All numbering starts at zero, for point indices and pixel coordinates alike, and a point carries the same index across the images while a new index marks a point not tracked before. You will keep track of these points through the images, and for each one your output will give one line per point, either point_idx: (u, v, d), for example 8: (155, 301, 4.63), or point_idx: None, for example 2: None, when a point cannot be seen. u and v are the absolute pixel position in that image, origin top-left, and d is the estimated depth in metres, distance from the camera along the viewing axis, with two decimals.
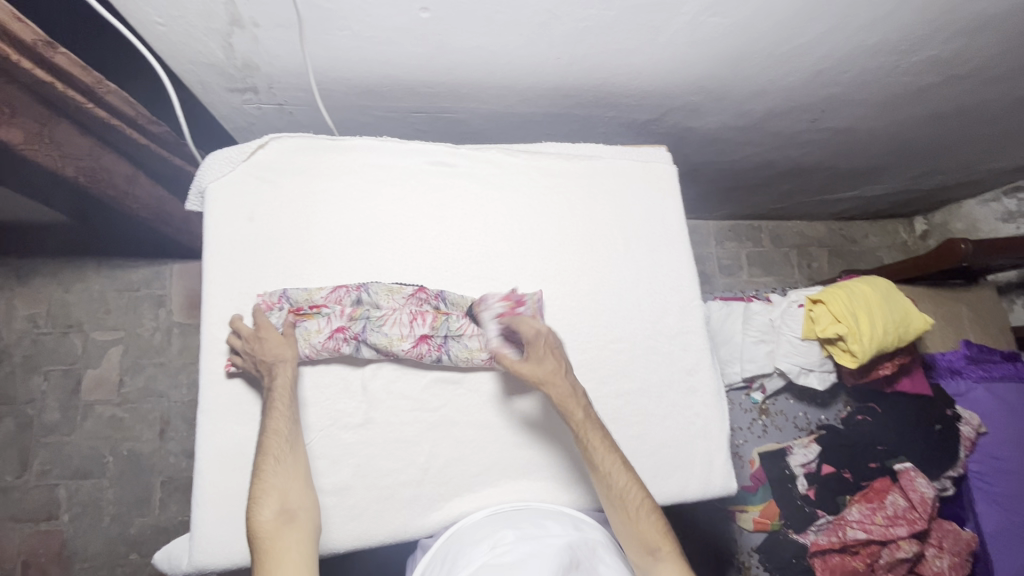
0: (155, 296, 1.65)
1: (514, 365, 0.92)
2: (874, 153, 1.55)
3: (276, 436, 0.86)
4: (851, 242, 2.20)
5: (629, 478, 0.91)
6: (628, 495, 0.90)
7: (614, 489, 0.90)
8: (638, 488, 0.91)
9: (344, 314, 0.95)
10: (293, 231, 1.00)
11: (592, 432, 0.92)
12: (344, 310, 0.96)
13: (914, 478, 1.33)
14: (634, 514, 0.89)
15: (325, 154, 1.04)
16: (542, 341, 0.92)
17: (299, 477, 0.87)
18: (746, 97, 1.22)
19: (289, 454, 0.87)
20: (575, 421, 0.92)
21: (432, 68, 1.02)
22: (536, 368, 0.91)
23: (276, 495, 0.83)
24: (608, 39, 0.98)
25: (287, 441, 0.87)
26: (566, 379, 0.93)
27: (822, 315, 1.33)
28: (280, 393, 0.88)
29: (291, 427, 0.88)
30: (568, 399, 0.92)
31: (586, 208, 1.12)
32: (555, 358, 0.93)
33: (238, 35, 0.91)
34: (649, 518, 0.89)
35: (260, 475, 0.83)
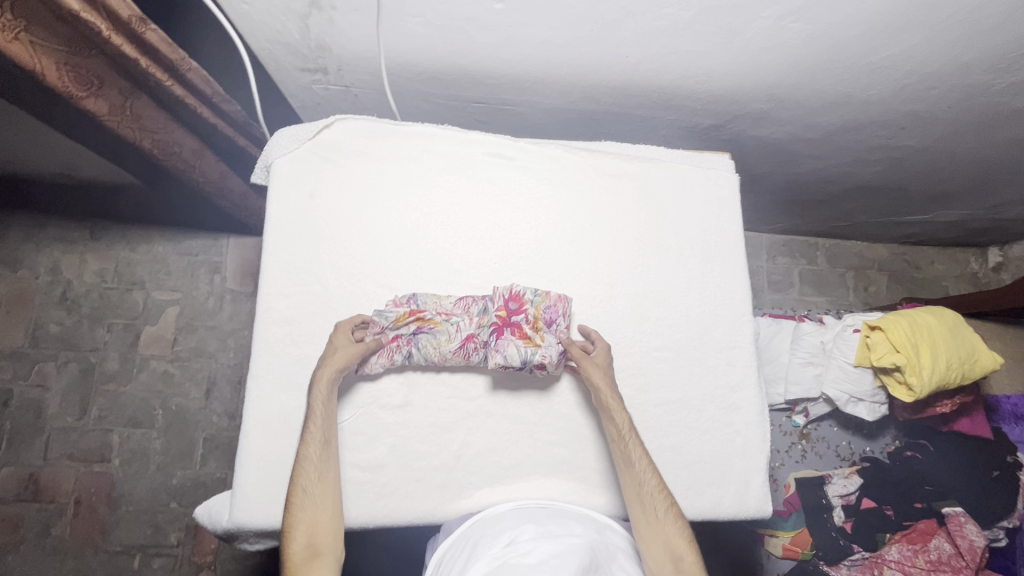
0: (211, 263, 1.73)
1: (582, 361, 0.96)
2: (952, 176, 1.46)
3: (305, 465, 0.88)
4: (915, 269, 2.08)
5: (658, 482, 0.90)
6: (652, 501, 0.88)
7: (643, 491, 0.90)
8: (663, 497, 0.89)
9: (473, 322, 0.99)
10: (350, 212, 1.03)
11: (628, 433, 0.93)
12: (473, 318, 0.99)
13: (963, 523, 1.25)
14: (657, 520, 0.87)
15: (385, 138, 1.06)
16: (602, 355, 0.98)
17: (329, 510, 0.87)
18: (819, 108, 1.17)
19: (317, 483, 0.88)
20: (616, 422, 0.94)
21: (497, 60, 1.02)
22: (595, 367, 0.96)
23: (304, 529, 0.84)
24: (681, 41, 0.96)
25: (318, 470, 0.88)
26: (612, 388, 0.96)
27: (879, 342, 1.26)
28: (314, 417, 0.90)
29: (320, 455, 0.89)
30: (613, 401, 0.94)
31: (640, 211, 1.10)
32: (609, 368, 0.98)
33: (315, 16, 0.93)
34: (673, 525, 0.86)
35: (290, 509, 0.85)
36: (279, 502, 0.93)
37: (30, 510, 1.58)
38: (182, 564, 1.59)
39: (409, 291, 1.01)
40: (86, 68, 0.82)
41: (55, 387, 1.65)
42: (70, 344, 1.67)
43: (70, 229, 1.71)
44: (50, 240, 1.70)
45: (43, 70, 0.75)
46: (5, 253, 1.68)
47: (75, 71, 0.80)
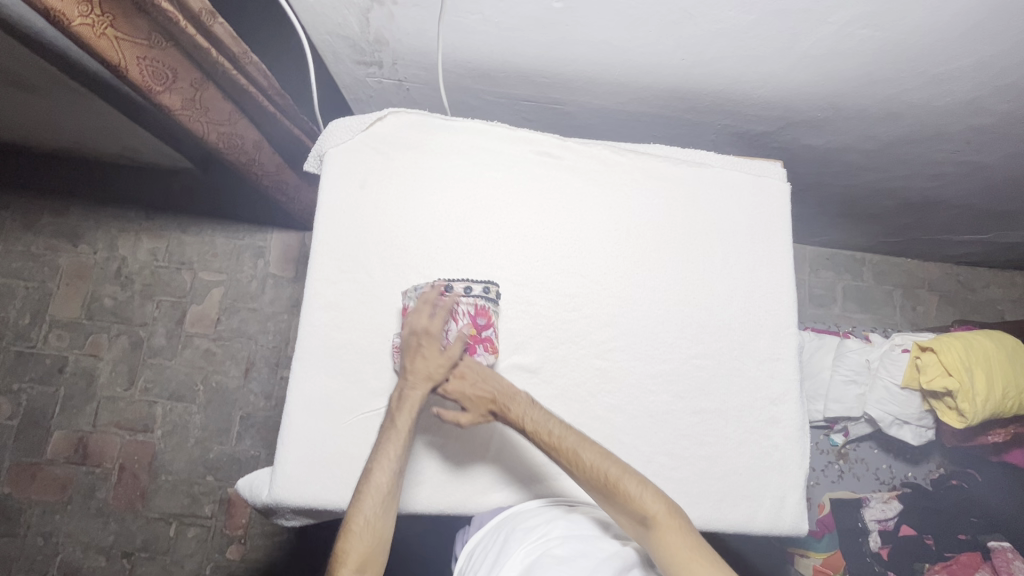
0: (256, 247, 1.79)
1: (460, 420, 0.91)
2: (1018, 194, 1.39)
3: (372, 491, 0.85)
4: (967, 290, 1.99)
5: (598, 452, 0.84)
6: (596, 471, 0.83)
7: (585, 469, 0.83)
8: (609, 461, 0.84)
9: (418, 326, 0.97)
10: (397, 204, 1.05)
11: (543, 424, 0.87)
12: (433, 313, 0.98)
13: (1011, 560, 1.17)
14: (610, 481, 0.82)
15: (435, 132, 1.09)
16: (473, 381, 0.90)
17: (384, 538, 0.84)
18: (879, 117, 1.13)
19: (379, 513, 0.85)
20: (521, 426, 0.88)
21: (551, 58, 1.02)
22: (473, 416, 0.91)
23: (357, 556, 0.81)
24: (741, 44, 0.94)
25: (385, 499, 0.85)
26: (502, 403, 0.89)
27: (930, 364, 1.21)
28: (395, 441, 0.88)
29: (390, 485, 0.86)
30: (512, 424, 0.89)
31: (687, 215, 1.09)
32: (488, 377, 0.91)
33: (376, 10, 0.95)
34: (634, 484, 0.82)
35: (346, 536, 0.83)
36: (317, 481, 0.96)
37: (78, 472, 1.67)
38: (215, 534, 1.65)
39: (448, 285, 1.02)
40: (163, 61, 0.87)
41: (106, 358, 1.73)
42: (121, 318, 1.75)
43: (127, 208, 1.79)
44: (109, 218, 1.79)
45: (123, 63, 0.82)
46: (67, 228, 1.78)
47: (151, 65, 0.86)
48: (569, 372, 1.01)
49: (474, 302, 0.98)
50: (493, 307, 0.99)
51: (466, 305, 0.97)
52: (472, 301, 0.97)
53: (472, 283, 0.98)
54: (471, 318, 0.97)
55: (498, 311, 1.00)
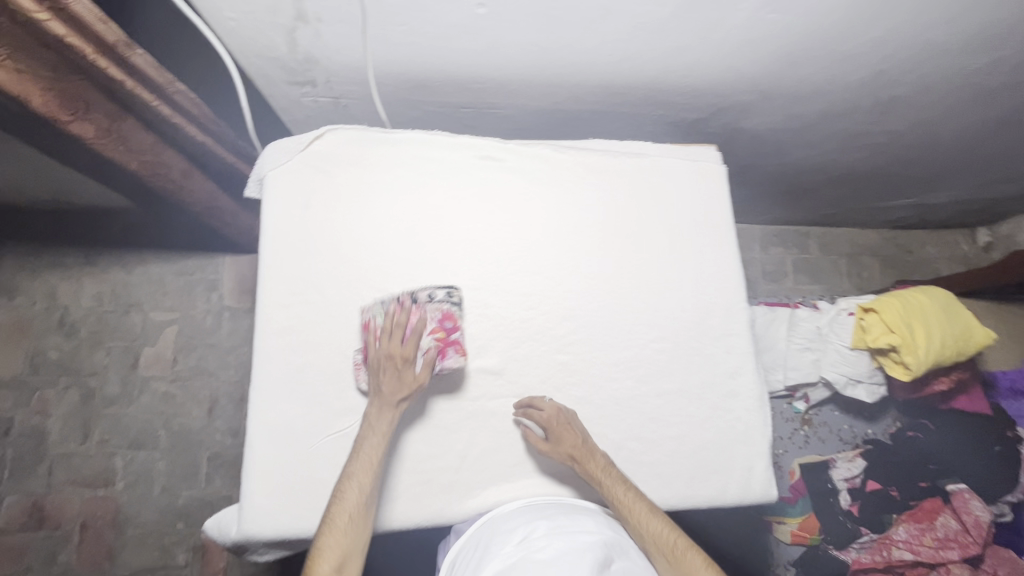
0: (208, 281, 1.75)
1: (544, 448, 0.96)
2: (937, 156, 1.48)
3: (350, 485, 0.88)
4: (906, 252, 2.10)
5: (663, 521, 0.89)
6: (662, 539, 0.88)
7: (651, 537, 0.89)
8: (671, 531, 0.89)
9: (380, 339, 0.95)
10: (345, 221, 1.04)
11: (616, 484, 0.93)
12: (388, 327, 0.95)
13: (969, 499, 1.29)
14: (675, 548, 0.87)
15: (375, 146, 1.08)
16: (559, 421, 0.96)
17: (357, 535, 0.86)
18: (801, 96, 1.19)
19: (359, 510, 0.87)
20: (595, 479, 0.94)
21: (483, 64, 1.03)
22: (558, 449, 0.95)
23: (337, 553, 0.83)
24: (664, 38, 0.98)
25: (351, 516, 0.86)
26: (586, 446, 0.95)
27: (874, 324, 1.29)
28: (371, 442, 0.91)
29: (359, 501, 0.87)
30: (594, 477, 0.94)
31: (632, 205, 1.12)
32: (570, 427, 0.96)
33: (301, 30, 0.95)
34: (694, 557, 0.86)
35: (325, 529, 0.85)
36: (289, 511, 0.93)
37: (36, 538, 1.57)
38: None
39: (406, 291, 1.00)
40: (71, 92, 0.83)
41: (56, 414, 1.64)
42: (69, 370, 1.67)
43: (64, 254, 1.71)
44: (46, 267, 1.70)
45: (27, 95, 0.77)
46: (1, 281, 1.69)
47: (59, 95, 0.82)
48: (533, 371, 1.02)
49: (439, 307, 0.98)
50: (457, 310, 0.99)
51: (427, 314, 0.96)
52: (432, 310, 0.97)
53: (432, 290, 0.99)
54: (437, 323, 0.97)
55: (462, 314, 1.00)
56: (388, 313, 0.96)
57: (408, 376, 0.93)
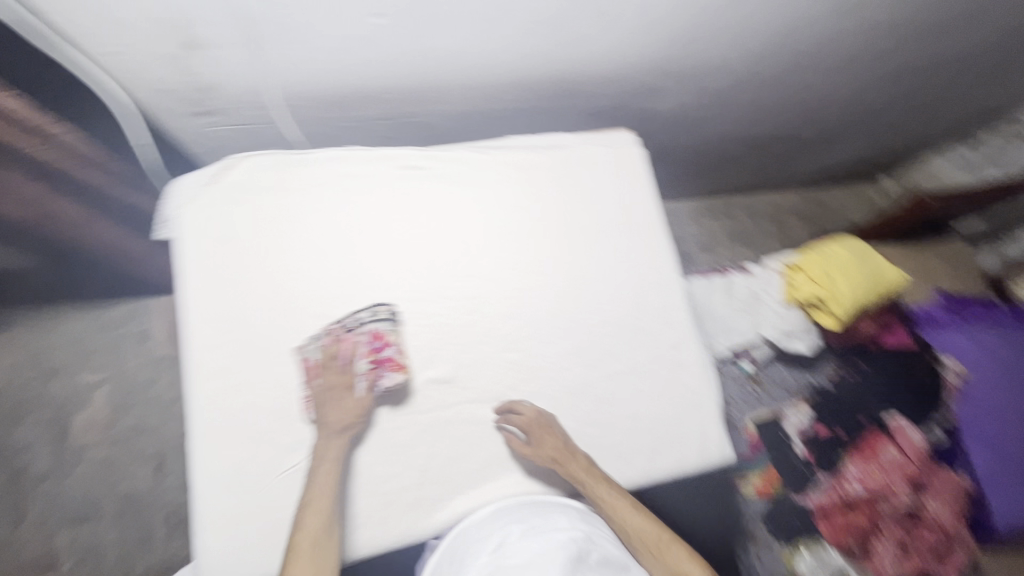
0: (138, 332, 1.65)
1: (523, 453, 0.98)
2: (833, 114, 1.59)
3: (310, 511, 0.86)
4: (823, 208, 2.24)
5: (645, 517, 0.95)
6: (646, 535, 0.93)
7: (634, 532, 0.94)
8: (653, 525, 0.95)
9: (325, 369, 0.95)
10: (268, 250, 1.00)
11: (599, 485, 0.95)
12: (331, 358, 0.96)
13: (906, 429, 1.40)
14: (659, 540, 0.93)
15: (290, 169, 1.05)
16: (540, 426, 0.97)
17: (325, 557, 0.84)
18: (703, 73, 1.24)
19: (325, 536, 0.85)
20: (579, 481, 0.96)
21: (389, 75, 1.02)
22: (540, 453, 0.96)
23: None
24: (565, 30, 1.00)
25: (315, 540, 0.84)
26: (567, 448, 0.97)
27: (801, 279, 1.41)
28: (330, 468, 0.89)
29: (322, 525, 0.85)
30: (580, 479, 0.96)
31: (559, 197, 1.13)
32: (550, 431, 0.98)
33: (191, 58, 0.91)
34: (676, 548, 0.92)
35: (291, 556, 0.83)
36: (249, 559, 0.88)
37: None
38: None
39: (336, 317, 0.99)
40: None
41: None
42: None
43: None
44: None
45: None
46: None
47: None
48: (484, 374, 1.02)
49: (369, 329, 0.98)
50: (389, 328, 0.99)
51: (360, 338, 0.97)
52: (365, 332, 0.97)
53: (360, 312, 0.98)
54: (369, 345, 0.97)
55: (398, 330, 1.00)
56: (320, 347, 0.96)
57: (346, 403, 0.93)
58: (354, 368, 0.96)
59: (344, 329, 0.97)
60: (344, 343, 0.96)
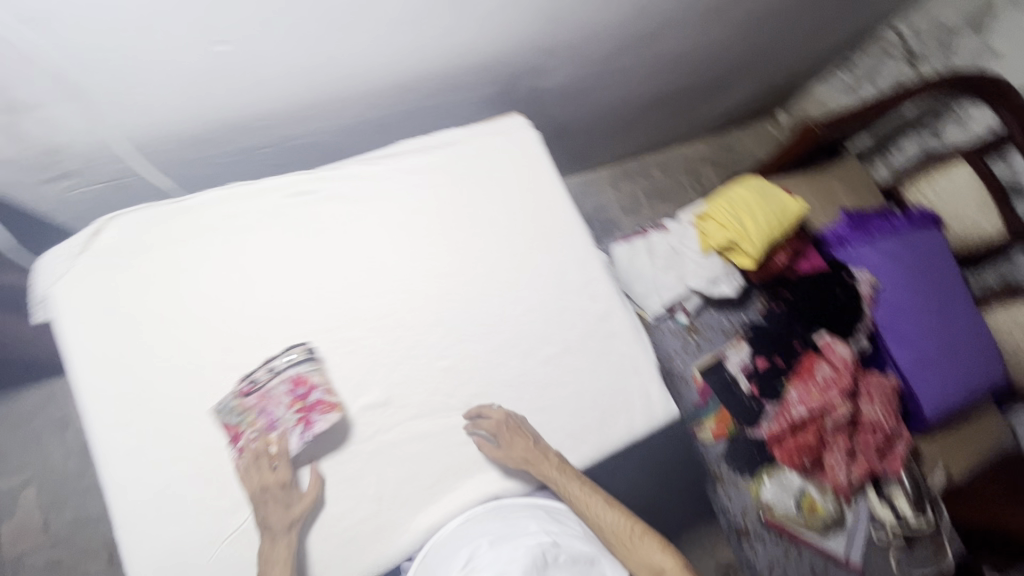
0: (55, 421, 1.49)
1: (494, 455, 0.96)
2: (714, 62, 1.65)
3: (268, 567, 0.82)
4: (730, 151, 2.32)
5: (617, 513, 0.98)
6: (620, 530, 0.96)
7: (607, 527, 0.96)
8: (625, 520, 0.98)
9: (249, 436, 0.88)
10: (161, 311, 0.94)
11: (570, 482, 0.97)
12: (251, 422, 0.89)
13: (833, 345, 1.48)
14: (631, 534, 0.96)
15: (169, 220, 0.98)
16: (510, 429, 0.97)
17: None
18: (579, 45, 1.25)
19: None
20: (552, 480, 0.96)
21: (254, 102, 0.98)
22: (510, 455, 0.95)
23: None
24: (426, 23, 0.98)
25: None
26: (537, 448, 0.97)
27: (712, 228, 1.49)
28: (278, 520, 0.85)
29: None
30: (553, 477, 0.96)
31: (461, 193, 1.12)
32: (519, 433, 0.97)
33: (22, 120, 0.83)
34: (648, 541, 0.96)
35: None
36: None
37: None
38: None
39: (244, 374, 0.93)
40: None
41: None
42: None
43: None
44: None
45: None
46: None
47: None
48: (419, 387, 1.00)
49: (286, 376, 0.92)
50: (308, 369, 0.93)
51: (281, 391, 0.91)
52: (285, 382, 0.91)
53: (272, 361, 0.92)
54: (290, 393, 0.91)
55: (318, 368, 0.94)
56: (237, 416, 0.89)
57: (281, 464, 0.87)
58: (280, 423, 0.89)
59: (258, 387, 0.91)
60: (265, 402, 0.90)
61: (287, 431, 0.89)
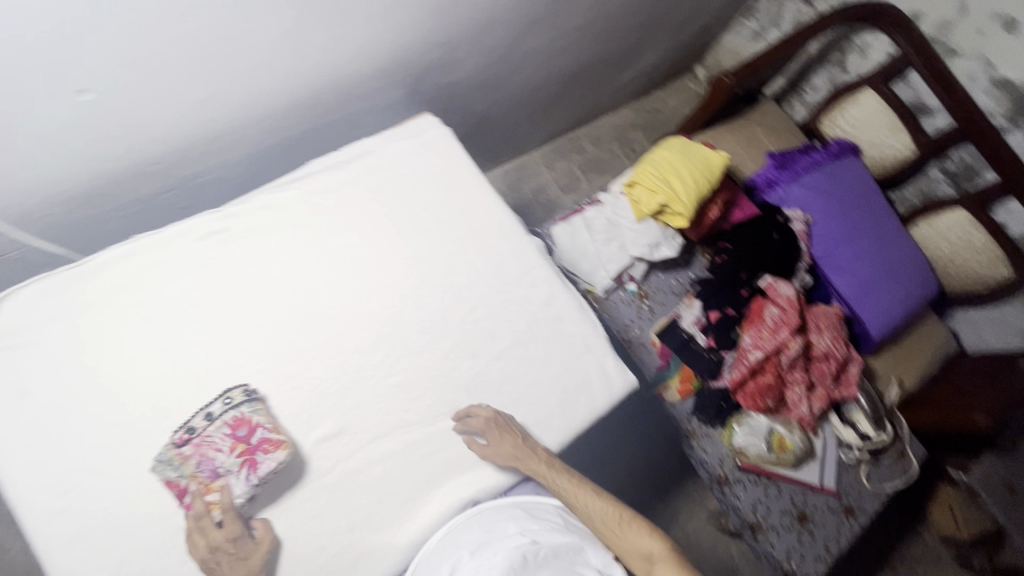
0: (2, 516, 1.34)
1: (483, 452, 0.96)
2: (621, 29, 1.66)
3: None
4: (656, 113, 2.35)
5: (604, 503, 0.97)
6: (608, 519, 0.95)
7: (592, 515, 0.96)
8: (612, 509, 0.96)
9: (192, 487, 0.85)
10: (84, 381, 0.90)
11: (558, 473, 0.97)
12: (193, 473, 0.85)
13: (777, 286, 1.51)
14: (619, 521, 0.94)
15: (78, 286, 0.96)
16: (498, 428, 0.96)
17: None
18: (478, 33, 1.23)
19: None
20: (540, 473, 0.95)
21: (141, 146, 0.93)
22: (498, 451, 0.95)
23: None
24: (309, 37, 0.94)
25: None
26: (524, 444, 0.96)
27: (642, 194, 1.48)
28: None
29: None
30: (542, 469, 0.95)
31: (380, 204, 1.10)
32: (507, 430, 0.96)
33: None
34: (637, 526, 0.93)
35: None
36: None
37: None
38: None
39: (183, 422, 0.90)
40: None
41: None
42: None
43: None
44: None
45: None
46: None
47: None
48: (372, 409, 0.97)
49: (224, 419, 0.89)
50: (248, 410, 0.90)
51: (220, 436, 0.87)
52: (224, 426, 0.88)
53: (209, 407, 0.90)
54: (230, 436, 0.87)
55: (259, 408, 0.91)
56: (178, 468, 0.86)
57: (227, 513, 0.83)
58: (221, 470, 0.85)
59: (194, 436, 0.87)
60: (204, 448, 0.87)
61: (230, 478, 0.85)
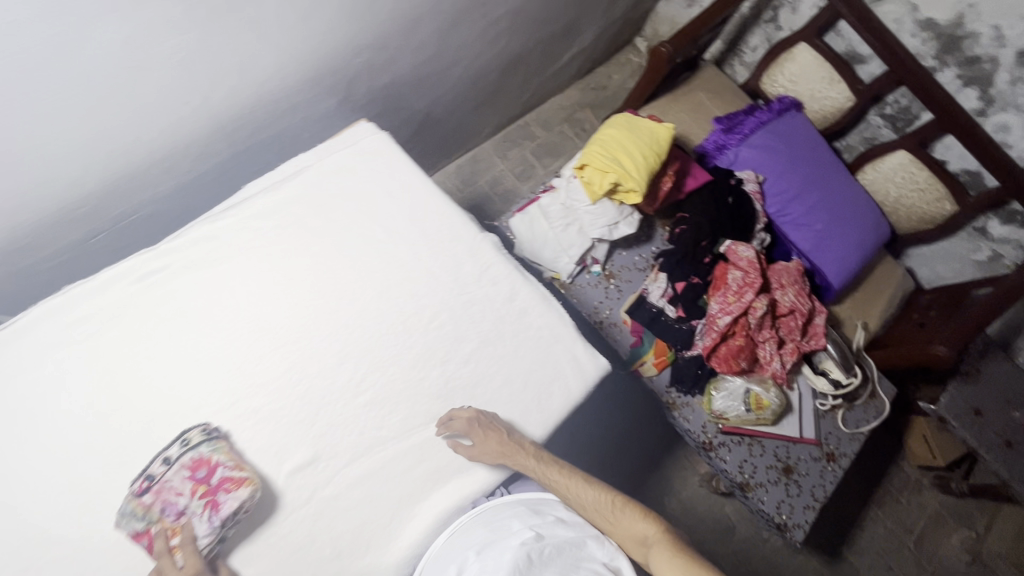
0: None
1: (470, 453, 0.94)
2: (554, 10, 1.63)
3: None
4: (603, 89, 2.33)
5: (597, 492, 0.96)
6: (602, 507, 0.94)
7: (585, 504, 0.95)
8: (605, 496, 0.95)
9: (155, 535, 0.81)
10: (32, 446, 0.87)
11: (547, 465, 0.96)
12: (154, 520, 0.82)
13: (736, 249, 1.52)
14: (614, 507, 0.94)
15: (13, 347, 0.92)
16: (481, 427, 0.94)
17: None
18: (405, 31, 1.18)
19: None
20: (529, 468, 0.95)
21: (57, 192, 0.88)
22: (484, 450, 0.93)
23: None
24: (221, 56, 0.89)
25: None
26: (509, 441, 0.95)
27: (593, 176, 1.45)
28: None
29: None
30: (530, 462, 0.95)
31: (324, 220, 1.07)
32: (490, 429, 0.95)
33: None
34: (631, 511, 0.92)
35: None
36: None
37: None
38: None
39: (142, 470, 0.87)
40: None
41: None
42: None
43: None
44: None
45: None
46: None
47: None
48: (343, 432, 0.95)
49: (183, 462, 0.86)
50: (208, 449, 0.87)
51: (180, 478, 0.84)
52: (184, 468, 0.85)
53: (168, 451, 0.87)
54: (190, 479, 0.84)
55: (220, 446, 0.87)
56: (140, 518, 0.82)
57: (191, 556, 0.80)
58: (184, 513, 0.82)
59: (154, 482, 0.84)
60: (163, 493, 0.83)
61: (192, 521, 0.81)
